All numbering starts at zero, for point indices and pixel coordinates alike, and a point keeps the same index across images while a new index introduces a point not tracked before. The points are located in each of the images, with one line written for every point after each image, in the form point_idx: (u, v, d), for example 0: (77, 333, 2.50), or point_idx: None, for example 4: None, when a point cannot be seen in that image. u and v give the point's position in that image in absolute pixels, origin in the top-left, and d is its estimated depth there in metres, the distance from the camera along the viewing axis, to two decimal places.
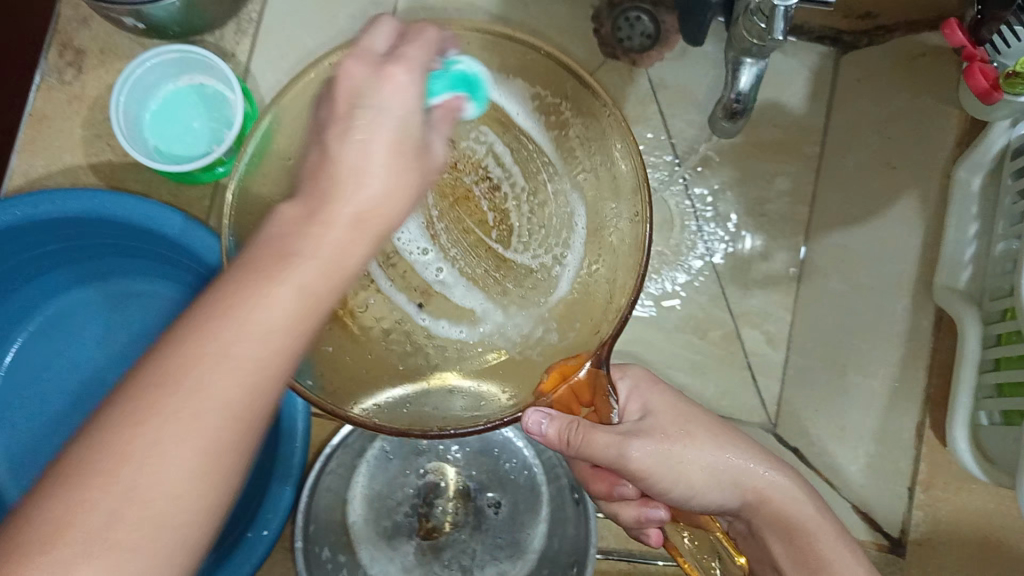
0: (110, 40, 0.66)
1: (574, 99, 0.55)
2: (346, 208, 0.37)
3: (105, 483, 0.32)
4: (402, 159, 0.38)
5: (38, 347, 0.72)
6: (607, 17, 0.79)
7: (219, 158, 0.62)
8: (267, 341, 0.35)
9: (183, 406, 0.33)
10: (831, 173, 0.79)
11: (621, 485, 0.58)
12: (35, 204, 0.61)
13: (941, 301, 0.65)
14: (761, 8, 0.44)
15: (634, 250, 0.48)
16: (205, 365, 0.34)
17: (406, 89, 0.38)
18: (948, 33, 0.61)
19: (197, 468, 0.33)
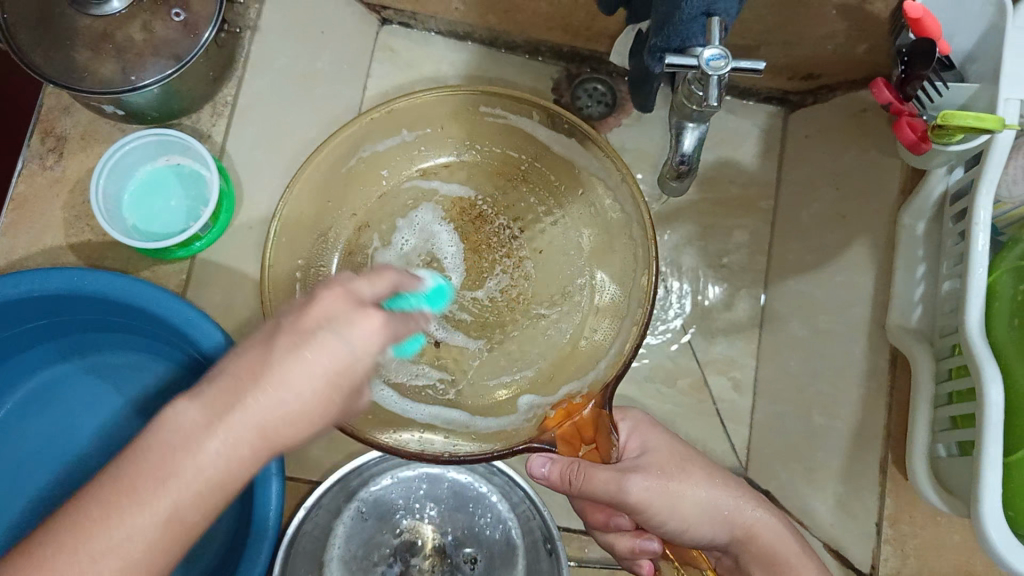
0: (90, 126, 0.70)
1: (569, 178, 0.69)
2: (271, 395, 0.37)
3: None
4: (333, 390, 0.38)
5: (15, 423, 0.73)
6: (566, 88, 0.83)
7: (195, 233, 0.64)
8: (131, 549, 0.36)
9: (130, 512, 0.36)
10: (786, 223, 0.83)
11: (616, 517, 0.62)
12: (17, 278, 0.63)
13: (895, 341, 0.67)
14: (696, 78, 0.47)
15: (638, 297, 0.59)
16: (92, 542, 0.35)
17: (368, 338, 0.38)
18: (875, 90, 0.63)
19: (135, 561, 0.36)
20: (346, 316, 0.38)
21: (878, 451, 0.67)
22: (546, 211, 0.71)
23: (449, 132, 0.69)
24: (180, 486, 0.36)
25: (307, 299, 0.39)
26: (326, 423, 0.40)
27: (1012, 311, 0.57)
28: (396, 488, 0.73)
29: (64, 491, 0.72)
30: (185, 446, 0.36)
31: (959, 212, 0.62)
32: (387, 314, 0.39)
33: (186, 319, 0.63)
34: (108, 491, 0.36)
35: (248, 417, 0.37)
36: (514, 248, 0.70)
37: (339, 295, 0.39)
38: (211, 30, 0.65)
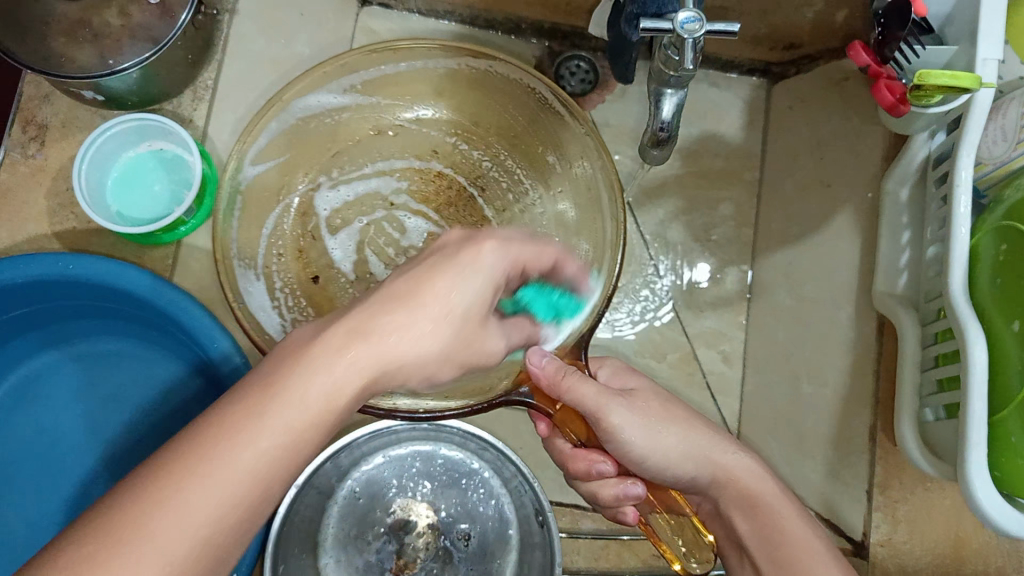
0: (71, 114, 0.69)
1: (541, 133, 0.71)
2: (371, 339, 0.41)
3: (166, 500, 0.36)
4: (450, 322, 0.43)
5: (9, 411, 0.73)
6: (549, 66, 0.84)
7: (177, 218, 0.64)
8: (210, 498, 0.37)
9: (258, 435, 0.38)
10: (771, 195, 0.83)
11: (599, 463, 0.61)
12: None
13: (881, 307, 0.67)
14: (672, 42, 0.47)
15: (612, 237, 0.63)
16: (183, 492, 0.36)
17: (484, 262, 0.45)
18: (852, 53, 0.63)
19: (248, 483, 0.38)
20: (465, 260, 0.44)
21: (866, 418, 0.67)
22: (511, 171, 0.73)
23: (414, 87, 0.72)
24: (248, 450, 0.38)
25: (457, 246, 0.45)
26: (441, 362, 0.45)
27: (994, 272, 0.57)
28: (389, 468, 0.73)
29: (59, 478, 0.72)
30: (257, 408, 0.39)
31: (942, 175, 0.62)
32: (498, 245, 0.46)
33: (175, 304, 0.63)
34: (227, 428, 0.38)
35: (367, 347, 0.41)
36: (479, 206, 0.73)
37: (498, 251, 0.45)
38: (188, 13, 0.64)
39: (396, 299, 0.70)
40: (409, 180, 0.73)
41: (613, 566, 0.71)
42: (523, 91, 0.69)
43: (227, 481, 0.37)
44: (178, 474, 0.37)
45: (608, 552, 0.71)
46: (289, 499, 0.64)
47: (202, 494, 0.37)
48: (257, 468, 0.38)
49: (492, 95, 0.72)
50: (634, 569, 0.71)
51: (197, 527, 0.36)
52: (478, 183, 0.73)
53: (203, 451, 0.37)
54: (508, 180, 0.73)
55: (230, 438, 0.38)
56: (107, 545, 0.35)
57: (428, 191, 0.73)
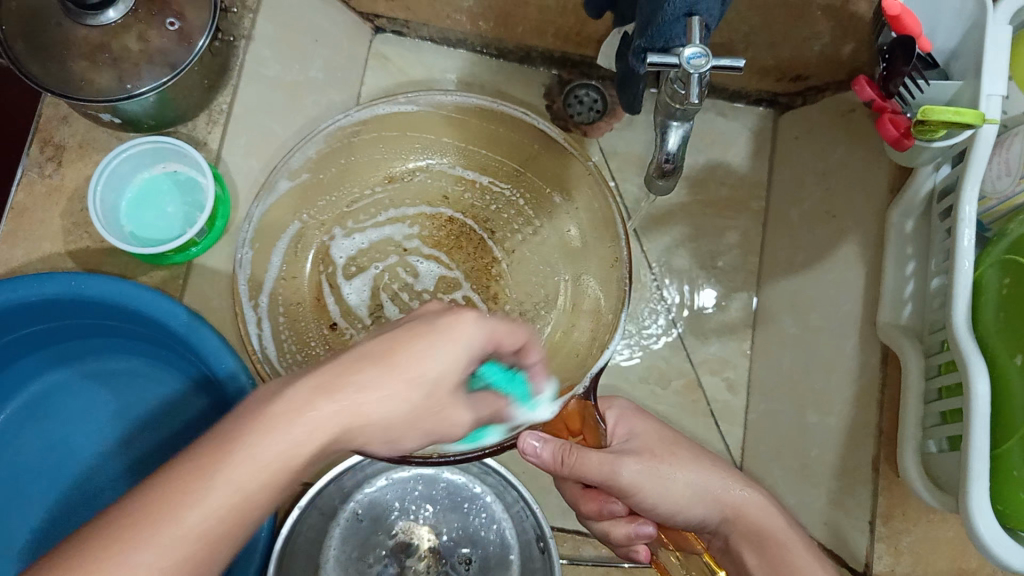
0: (88, 135, 0.70)
1: (547, 177, 0.71)
2: (355, 410, 0.40)
3: (200, 486, 0.37)
4: (420, 407, 0.42)
5: (16, 426, 0.73)
6: (558, 94, 0.85)
7: (190, 239, 0.65)
8: (180, 544, 0.37)
9: (273, 443, 0.38)
10: (777, 223, 0.84)
11: (610, 504, 0.62)
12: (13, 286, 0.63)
13: (886, 338, 0.67)
14: (678, 77, 0.48)
15: (615, 296, 0.64)
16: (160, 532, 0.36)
17: (466, 331, 0.43)
18: (857, 88, 0.65)
19: (239, 498, 0.38)
20: (447, 325, 0.43)
21: (871, 448, 0.67)
22: (525, 211, 0.73)
23: (417, 132, 0.71)
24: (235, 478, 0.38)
25: (447, 315, 0.44)
26: (397, 432, 0.42)
27: (997, 304, 0.57)
28: (391, 491, 0.73)
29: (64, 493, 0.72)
30: (256, 435, 0.38)
31: (947, 208, 0.63)
32: (478, 320, 0.44)
33: (186, 326, 0.64)
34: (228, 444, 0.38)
35: (337, 411, 0.40)
36: (489, 249, 0.73)
37: (472, 322, 0.44)
38: (205, 39, 0.67)
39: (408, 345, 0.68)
40: (418, 223, 0.73)
41: None
42: (521, 138, 0.70)
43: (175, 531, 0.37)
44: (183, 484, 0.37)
45: None
46: (293, 518, 0.64)
47: (202, 505, 0.37)
48: (248, 495, 0.38)
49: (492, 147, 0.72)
50: None
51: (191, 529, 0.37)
52: (487, 228, 0.73)
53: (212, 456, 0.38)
54: (523, 217, 0.73)
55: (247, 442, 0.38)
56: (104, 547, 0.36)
57: (436, 235, 0.73)
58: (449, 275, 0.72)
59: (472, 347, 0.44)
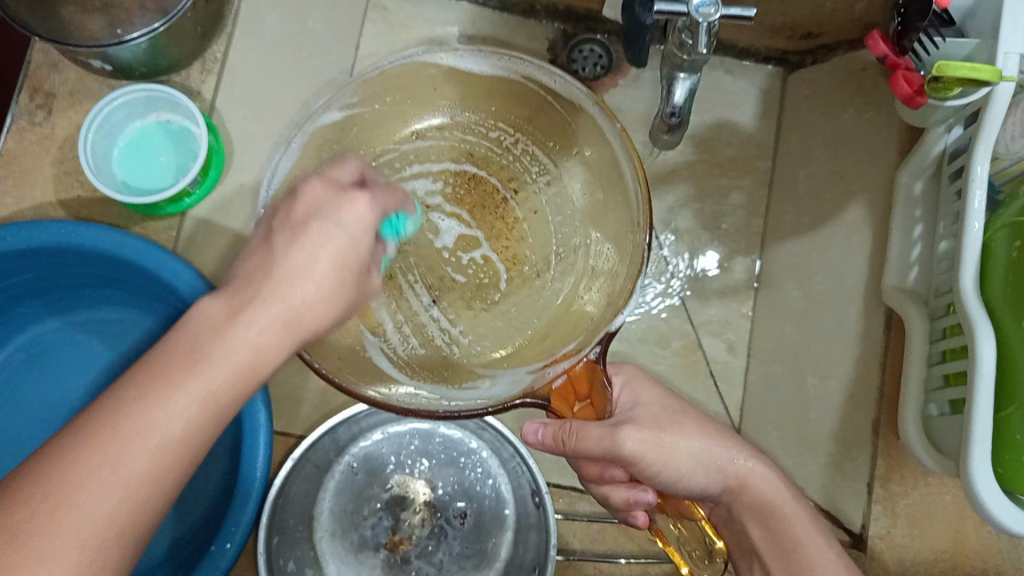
0: (80, 82, 0.68)
1: (562, 137, 0.65)
2: (286, 304, 0.40)
3: (95, 451, 0.38)
4: (347, 273, 0.42)
5: (12, 379, 0.73)
6: (562, 48, 0.83)
7: (184, 189, 0.63)
8: (127, 471, 0.38)
9: (183, 388, 0.39)
10: (784, 184, 0.82)
11: (611, 468, 0.61)
12: (1, 235, 0.61)
13: (890, 301, 0.67)
14: (686, 25, 0.46)
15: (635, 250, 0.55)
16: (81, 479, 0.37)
17: (361, 214, 0.42)
18: (871, 42, 0.62)
19: (179, 431, 0.39)
20: (331, 205, 0.42)
21: (870, 412, 0.67)
22: (547, 161, 0.67)
23: (428, 96, 0.66)
24: (157, 419, 0.39)
25: (290, 198, 0.43)
26: (339, 314, 0.43)
27: (1005, 268, 0.56)
28: (387, 445, 0.73)
29: (62, 444, 0.72)
30: (159, 386, 0.39)
31: (958, 170, 0.61)
32: (370, 197, 0.43)
33: (174, 273, 0.62)
34: (106, 412, 0.39)
35: (267, 304, 0.40)
36: (511, 210, 0.68)
37: (321, 187, 0.43)
38: None
39: (430, 304, 0.63)
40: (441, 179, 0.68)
41: (610, 551, 0.70)
42: (527, 93, 0.64)
43: (116, 462, 0.38)
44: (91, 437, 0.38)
45: (605, 538, 0.71)
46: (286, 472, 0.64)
47: (145, 423, 0.39)
48: (180, 427, 0.39)
49: (504, 109, 0.67)
50: (629, 554, 0.70)
51: (125, 475, 0.38)
52: (511, 186, 0.68)
53: (122, 408, 0.39)
54: (542, 170, 0.67)
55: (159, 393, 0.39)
56: (34, 508, 0.37)
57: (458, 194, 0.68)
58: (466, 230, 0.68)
59: (351, 183, 0.44)
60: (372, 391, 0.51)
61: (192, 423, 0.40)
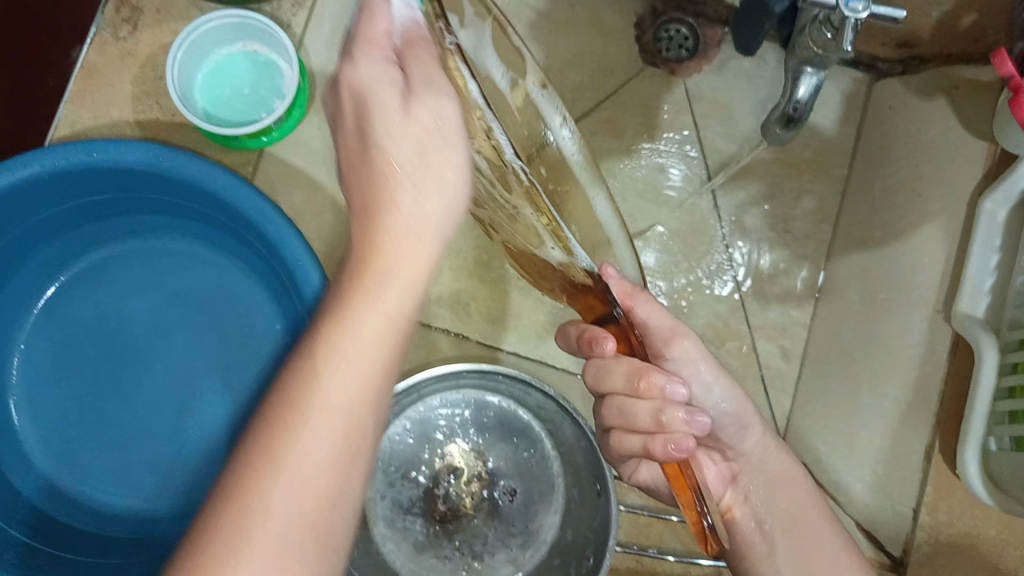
0: (167, 1, 0.65)
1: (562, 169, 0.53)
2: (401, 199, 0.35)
3: (270, 475, 0.32)
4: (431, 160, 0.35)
5: (66, 300, 0.67)
6: (650, 25, 0.81)
7: (268, 125, 0.61)
8: (314, 486, 0.32)
9: (344, 352, 0.34)
10: (859, 194, 0.80)
11: (679, 385, 0.46)
12: (87, 148, 0.57)
13: (959, 327, 0.65)
14: (829, 19, 0.44)
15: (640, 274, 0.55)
16: (276, 487, 0.32)
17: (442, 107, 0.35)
18: (997, 60, 0.57)
19: (332, 467, 0.33)
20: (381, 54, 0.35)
21: (924, 435, 0.66)
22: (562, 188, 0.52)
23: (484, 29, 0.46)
24: (319, 414, 0.33)
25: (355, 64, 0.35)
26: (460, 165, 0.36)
27: None
28: (441, 412, 0.72)
29: (116, 377, 0.67)
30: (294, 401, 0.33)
31: None
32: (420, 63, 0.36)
33: (257, 210, 0.57)
34: (258, 457, 0.32)
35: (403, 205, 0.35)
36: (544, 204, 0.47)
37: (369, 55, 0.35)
38: None
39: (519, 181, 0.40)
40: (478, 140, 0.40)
41: (653, 545, 0.70)
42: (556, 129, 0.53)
43: (294, 474, 0.32)
44: (235, 507, 0.31)
45: (648, 529, 0.70)
46: None
47: (311, 426, 0.33)
48: (346, 409, 0.33)
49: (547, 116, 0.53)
50: (674, 551, 0.69)
51: (307, 488, 0.32)
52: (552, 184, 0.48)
53: (288, 406, 0.33)
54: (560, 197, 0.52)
55: (306, 399, 0.33)
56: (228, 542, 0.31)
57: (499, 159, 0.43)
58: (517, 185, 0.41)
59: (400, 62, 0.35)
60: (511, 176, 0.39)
61: (350, 426, 0.33)
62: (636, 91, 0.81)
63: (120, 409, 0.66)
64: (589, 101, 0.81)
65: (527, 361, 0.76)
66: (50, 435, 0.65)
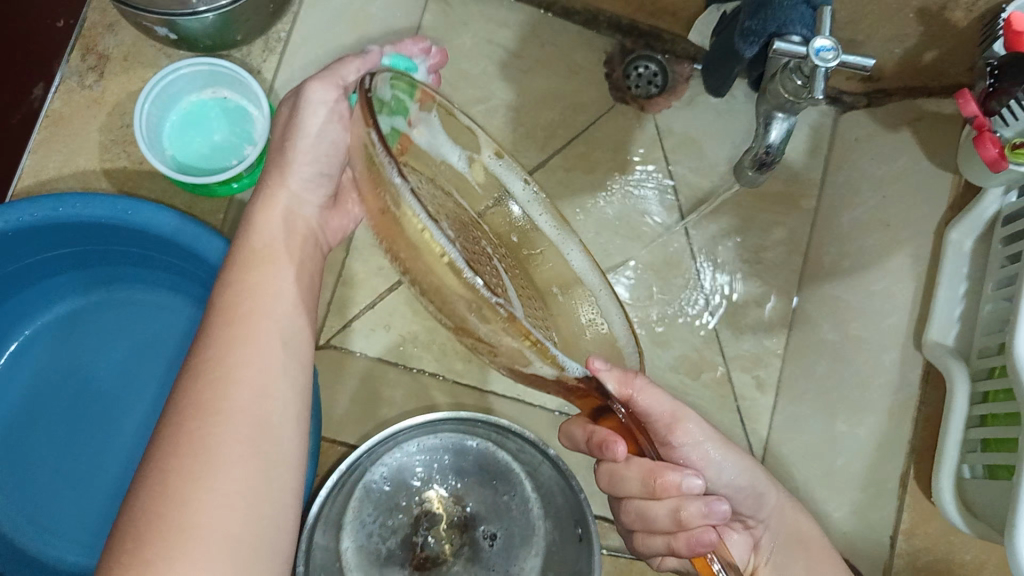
0: (135, 47, 0.65)
1: (517, 255, 0.51)
2: (281, 235, 0.45)
3: (193, 469, 0.35)
4: (307, 233, 0.47)
5: (35, 354, 0.66)
6: (619, 63, 0.82)
7: (238, 173, 0.60)
8: (236, 469, 0.36)
9: (244, 343, 0.39)
10: (826, 227, 0.80)
11: (693, 477, 0.45)
12: (57, 203, 0.56)
13: (930, 356, 0.68)
14: (800, 67, 0.45)
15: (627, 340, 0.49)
16: (202, 465, 0.35)
17: (328, 139, 0.46)
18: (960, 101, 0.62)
19: (247, 434, 0.37)
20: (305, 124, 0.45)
21: None
22: (526, 277, 0.49)
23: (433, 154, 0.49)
24: (236, 391, 0.38)
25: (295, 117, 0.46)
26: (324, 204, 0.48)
27: None
28: (419, 457, 0.71)
29: (84, 431, 0.65)
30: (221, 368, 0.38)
31: (1011, 232, 0.64)
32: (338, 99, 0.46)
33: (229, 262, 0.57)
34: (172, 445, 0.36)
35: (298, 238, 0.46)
36: (521, 301, 0.45)
37: (318, 92, 0.45)
38: None
39: (477, 322, 0.36)
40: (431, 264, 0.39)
41: None
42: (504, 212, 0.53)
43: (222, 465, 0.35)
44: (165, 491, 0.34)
45: (630, 569, 0.71)
46: (331, 485, 0.60)
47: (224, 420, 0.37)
48: (266, 382, 0.39)
49: (487, 203, 0.52)
50: None
51: (229, 468, 0.36)
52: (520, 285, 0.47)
53: (198, 400, 0.37)
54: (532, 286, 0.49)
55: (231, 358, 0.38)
56: (157, 517, 0.34)
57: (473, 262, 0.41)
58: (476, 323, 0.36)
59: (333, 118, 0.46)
60: (476, 326, 0.36)
61: (265, 396, 0.38)
62: (607, 128, 0.82)
63: (87, 465, 0.64)
64: (561, 137, 0.82)
65: (506, 401, 0.76)
66: (13, 495, 0.63)
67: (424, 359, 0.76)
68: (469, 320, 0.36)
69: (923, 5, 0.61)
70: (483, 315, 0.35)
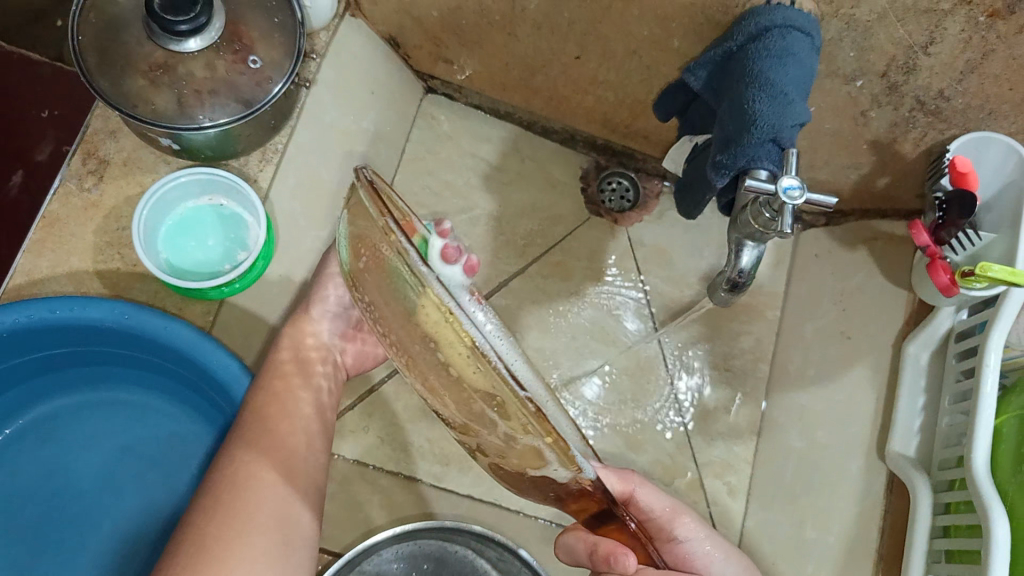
0: (135, 153, 0.67)
1: None
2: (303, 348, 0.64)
3: (243, 521, 0.50)
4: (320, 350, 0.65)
5: (14, 450, 0.66)
6: (594, 178, 0.87)
7: (231, 279, 0.62)
8: (268, 525, 0.51)
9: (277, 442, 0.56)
10: (790, 337, 0.83)
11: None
12: (57, 307, 0.58)
13: (895, 467, 0.71)
14: (769, 202, 0.48)
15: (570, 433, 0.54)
16: (249, 513, 0.51)
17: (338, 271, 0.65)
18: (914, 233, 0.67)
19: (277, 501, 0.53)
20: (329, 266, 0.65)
21: None
22: None
23: None
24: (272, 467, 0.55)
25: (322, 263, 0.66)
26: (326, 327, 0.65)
27: (1015, 454, 0.60)
28: (394, 566, 0.70)
29: (59, 529, 0.66)
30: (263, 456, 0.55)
31: (964, 350, 0.68)
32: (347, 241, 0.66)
33: (224, 366, 0.59)
34: (230, 505, 0.51)
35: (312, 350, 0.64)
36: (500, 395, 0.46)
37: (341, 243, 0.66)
38: (283, 84, 0.60)
39: (500, 413, 0.36)
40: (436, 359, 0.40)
41: None
42: None
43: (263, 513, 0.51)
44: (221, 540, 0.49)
45: None
46: None
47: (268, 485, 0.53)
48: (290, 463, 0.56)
49: None
50: None
51: (264, 519, 0.51)
52: None
53: (247, 476, 0.54)
54: None
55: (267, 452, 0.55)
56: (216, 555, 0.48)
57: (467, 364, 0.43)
58: (498, 415, 0.37)
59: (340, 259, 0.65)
60: (497, 419, 0.37)
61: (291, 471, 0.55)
62: (583, 239, 0.86)
63: (63, 565, 0.65)
64: (539, 247, 0.86)
65: (481, 504, 0.77)
66: None
67: (401, 462, 0.77)
68: (492, 411, 0.37)
69: (875, 139, 0.66)
70: (511, 408, 0.35)
